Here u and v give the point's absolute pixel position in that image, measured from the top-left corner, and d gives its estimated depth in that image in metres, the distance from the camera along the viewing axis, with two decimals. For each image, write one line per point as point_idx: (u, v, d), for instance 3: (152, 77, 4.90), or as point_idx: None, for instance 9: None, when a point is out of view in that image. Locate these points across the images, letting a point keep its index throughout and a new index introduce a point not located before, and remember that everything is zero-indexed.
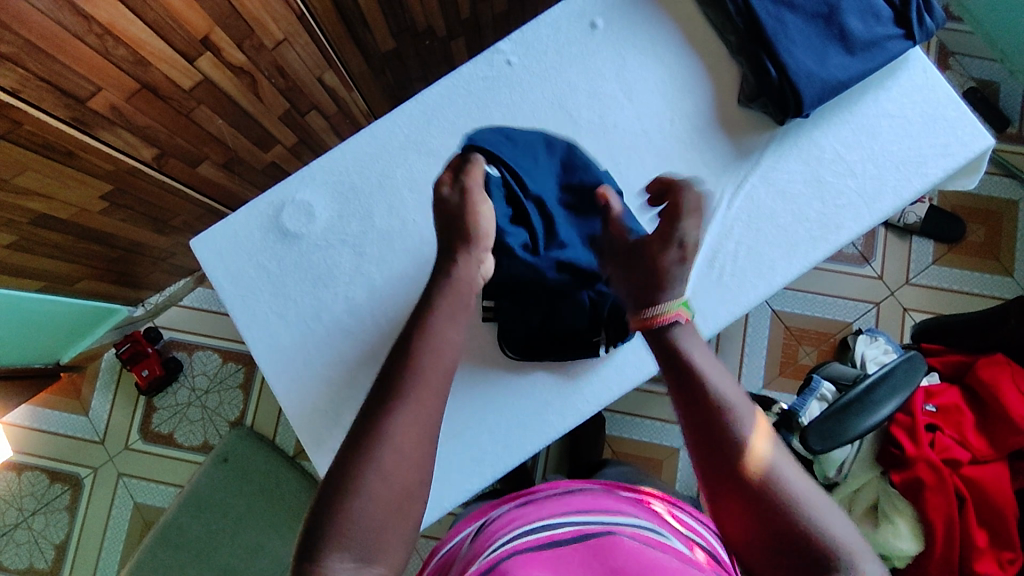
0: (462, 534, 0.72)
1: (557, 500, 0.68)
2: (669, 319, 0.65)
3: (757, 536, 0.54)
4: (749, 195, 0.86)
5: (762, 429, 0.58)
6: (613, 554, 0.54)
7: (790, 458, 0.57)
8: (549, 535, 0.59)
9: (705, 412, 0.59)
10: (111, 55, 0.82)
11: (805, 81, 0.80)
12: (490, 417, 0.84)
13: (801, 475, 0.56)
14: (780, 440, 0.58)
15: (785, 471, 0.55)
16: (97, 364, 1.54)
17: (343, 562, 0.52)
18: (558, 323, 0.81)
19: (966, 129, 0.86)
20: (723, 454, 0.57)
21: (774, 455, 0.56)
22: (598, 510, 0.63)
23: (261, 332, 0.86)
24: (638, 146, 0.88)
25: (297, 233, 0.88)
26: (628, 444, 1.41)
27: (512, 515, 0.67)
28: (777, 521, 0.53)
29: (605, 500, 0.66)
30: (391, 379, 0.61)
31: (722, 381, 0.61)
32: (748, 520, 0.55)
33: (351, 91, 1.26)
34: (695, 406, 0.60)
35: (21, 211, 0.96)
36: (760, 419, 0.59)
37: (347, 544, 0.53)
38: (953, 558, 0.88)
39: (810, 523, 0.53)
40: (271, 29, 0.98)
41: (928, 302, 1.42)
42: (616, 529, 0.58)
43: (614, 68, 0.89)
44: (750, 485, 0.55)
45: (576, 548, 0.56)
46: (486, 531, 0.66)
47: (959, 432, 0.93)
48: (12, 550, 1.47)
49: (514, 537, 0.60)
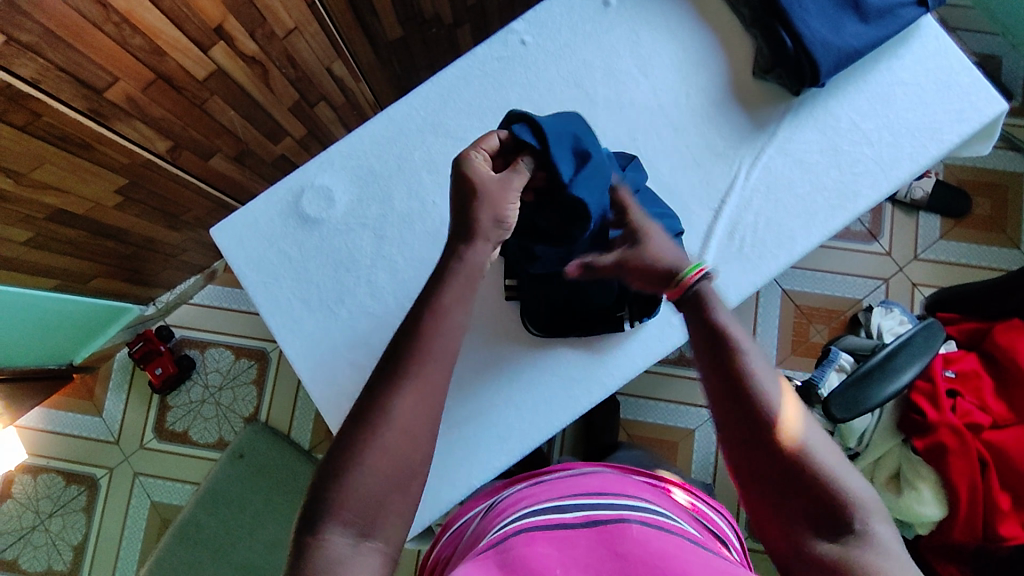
0: (473, 510, 0.73)
1: (568, 481, 0.67)
2: (698, 276, 0.64)
3: (772, 495, 0.55)
4: (766, 166, 0.86)
5: (785, 391, 0.57)
6: (622, 540, 0.52)
7: (817, 426, 0.56)
8: (557, 516, 0.58)
9: (730, 371, 0.58)
10: (128, 44, 0.82)
11: (820, 51, 0.81)
12: (516, 394, 0.85)
13: (829, 444, 0.55)
14: (802, 401, 0.57)
15: (810, 435, 0.55)
16: (109, 365, 1.53)
17: (342, 534, 0.51)
18: (562, 294, 0.81)
19: (980, 95, 0.87)
20: (752, 425, 0.56)
21: (803, 422, 0.56)
22: (610, 494, 0.62)
23: (284, 319, 0.87)
24: (654, 121, 0.88)
25: (318, 218, 0.88)
26: (643, 427, 1.42)
27: (522, 494, 0.67)
28: (803, 490, 0.54)
29: (617, 485, 0.65)
30: (403, 349, 0.58)
31: (755, 349, 0.59)
32: (768, 488, 0.55)
33: (359, 82, 1.26)
34: (726, 375, 0.58)
35: (38, 206, 0.96)
36: (783, 379, 0.58)
37: (346, 519, 0.51)
38: (976, 519, 0.89)
39: (829, 485, 0.53)
40: (283, 18, 0.98)
41: (937, 276, 1.43)
42: (625, 514, 0.57)
43: (628, 45, 0.89)
44: (779, 455, 0.55)
45: (584, 531, 0.55)
46: (497, 509, 0.66)
47: (979, 399, 0.95)
48: (29, 553, 1.47)
49: (519, 516, 0.60)
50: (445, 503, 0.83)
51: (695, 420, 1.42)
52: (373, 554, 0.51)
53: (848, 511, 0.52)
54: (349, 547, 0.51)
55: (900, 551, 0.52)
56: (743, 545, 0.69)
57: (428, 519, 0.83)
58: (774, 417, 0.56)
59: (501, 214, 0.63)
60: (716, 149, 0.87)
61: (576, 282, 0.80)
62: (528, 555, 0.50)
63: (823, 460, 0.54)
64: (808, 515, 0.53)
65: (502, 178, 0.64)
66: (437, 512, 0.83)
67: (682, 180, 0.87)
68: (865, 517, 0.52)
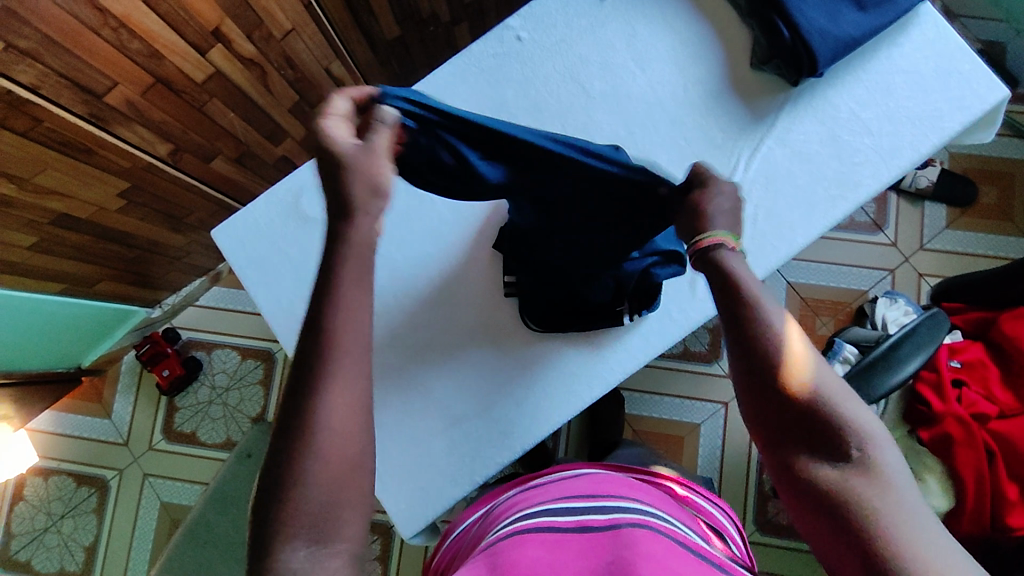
0: (471, 517, 0.73)
1: (561, 483, 0.67)
2: (716, 242, 0.60)
3: (771, 421, 0.54)
4: (766, 157, 0.86)
5: (785, 319, 0.56)
6: (614, 546, 0.52)
7: (815, 353, 0.55)
8: (550, 519, 0.58)
9: (730, 305, 0.57)
10: (126, 48, 0.83)
11: (818, 40, 0.80)
12: (517, 392, 0.85)
13: (843, 394, 0.53)
14: (802, 329, 0.56)
15: (805, 362, 0.54)
16: (117, 367, 1.55)
17: (300, 547, 0.48)
18: (567, 295, 0.82)
19: (981, 82, 0.86)
20: (764, 377, 0.54)
21: (818, 371, 0.54)
22: (603, 495, 0.62)
23: (286, 318, 0.87)
24: (652, 114, 0.88)
25: (318, 218, 0.88)
26: (648, 422, 1.42)
27: (518, 498, 0.67)
28: (816, 441, 0.52)
29: (611, 485, 0.65)
30: None
31: (769, 300, 0.57)
32: (781, 440, 0.54)
33: (358, 82, 1.27)
34: (736, 328, 0.57)
35: (41, 211, 0.97)
36: (784, 310, 0.56)
37: (301, 532, 0.49)
38: (983, 512, 0.88)
39: (826, 410, 0.52)
40: (280, 19, 0.99)
41: (943, 266, 1.42)
42: (618, 517, 0.57)
43: (625, 38, 0.89)
44: (776, 382, 0.54)
45: (577, 537, 0.55)
46: (495, 513, 0.67)
47: (986, 388, 0.94)
48: (42, 554, 1.49)
49: (514, 520, 0.60)
50: (448, 499, 0.83)
51: (701, 414, 1.41)
52: (339, 562, 0.49)
53: (846, 436, 0.51)
54: (309, 560, 0.48)
55: (901, 471, 0.50)
56: (743, 539, 0.69)
57: (431, 514, 0.83)
58: (771, 347, 0.55)
59: (374, 181, 0.57)
60: (714, 142, 0.87)
61: (574, 275, 0.80)
62: (519, 559, 0.51)
63: (819, 386, 0.53)
64: (807, 440, 0.53)
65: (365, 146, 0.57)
66: (440, 508, 0.83)
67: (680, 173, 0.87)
68: (862, 440, 0.51)
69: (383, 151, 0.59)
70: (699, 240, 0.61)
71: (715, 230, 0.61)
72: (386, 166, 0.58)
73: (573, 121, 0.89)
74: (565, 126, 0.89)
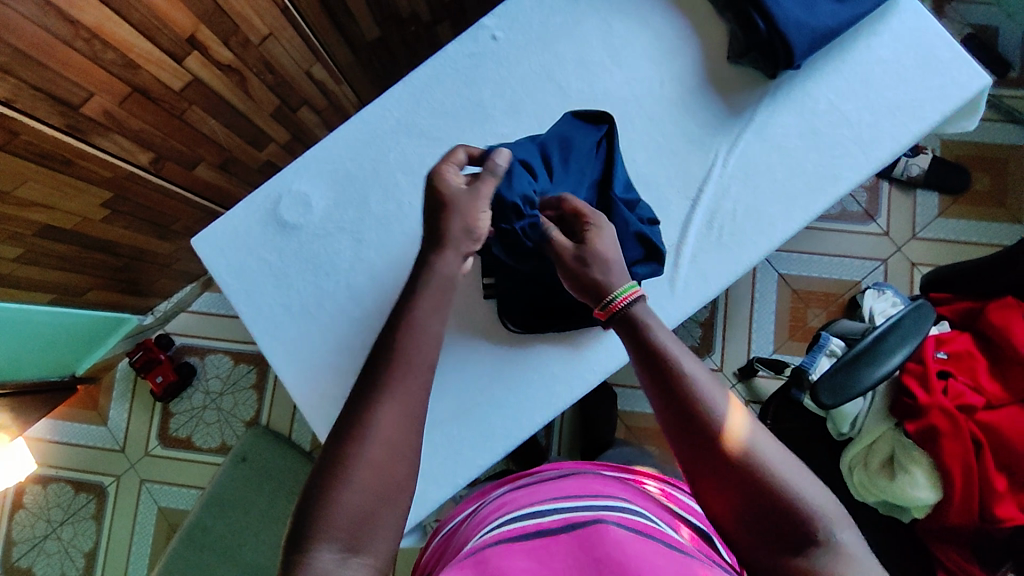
0: (463, 512, 0.71)
1: (548, 485, 0.63)
2: (629, 299, 0.65)
3: (741, 513, 0.53)
4: (744, 152, 0.85)
5: (734, 407, 0.57)
6: (599, 543, 0.48)
7: (767, 436, 0.55)
8: (536, 522, 0.54)
9: (679, 398, 0.57)
10: (101, 59, 0.83)
11: (794, 31, 0.80)
12: (498, 392, 0.85)
13: (772, 446, 0.55)
14: (750, 414, 0.56)
15: (762, 450, 0.54)
16: (112, 374, 1.56)
17: (330, 548, 0.50)
18: (549, 297, 0.82)
19: (961, 70, 0.85)
20: (700, 435, 0.55)
21: (744, 425, 0.55)
22: (591, 494, 0.58)
23: (266, 324, 0.87)
24: (628, 110, 0.87)
25: (297, 225, 0.88)
26: (640, 418, 1.41)
27: (504, 500, 0.63)
28: (761, 501, 0.52)
29: (597, 484, 0.61)
30: (375, 363, 0.59)
31: (713, 386, 0.58)
32: (730, 505, 0.54)
33: (341, 84, 1.27)
34: (668, 392, 0.58)
35: (25, 223, 0.97)
36: (730, 397, 0.57)
37: (335, 533, 0.51)
38: (972, 501, 0.87)
39: (791, 496, 0.52)
40: (257, 24, 0.98)
41: (936, 255, 1.41)
42: (606, 514, 0.53)
43: (601, 35, 0.88)
44: (737, 472, 0.53)
45: (563, 537, 0.51)
46: (483, 514, 0.63)
47: (973, 379, 0.93)
48: (43, 561, 1.50)
49: (501, 522, 0.56)
50: (431, 503, 0.83)
51: None
52: (362, 569, 0.50)
53: (815, 522, 0.51)
54: (336, 562, 0.50)
55: (863, 548, 0.51)
56: None
57: (417, 518, 0.83)
58: (726, 437, 0.54)
59: (472, 225, 0.67)
60: (692, 136, 0.86)
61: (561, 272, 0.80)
62: (506, 566, 0.47)
63: (780, 472, 0.53)
64: (780, 532, 0.52)
65: (471, 190, 0.68)
66: (423, 512, 0.83)
67: (658, 170, 0.86)
68: (827, 523, 0.51)
69: (487, 197, 0.68)
70: (598, 311, 0.66)
71: (612, 291, 0.66)
72: (484, 212, 0.67)
73: (550, 121, 0.88)
74: (541, 125, 0.88)
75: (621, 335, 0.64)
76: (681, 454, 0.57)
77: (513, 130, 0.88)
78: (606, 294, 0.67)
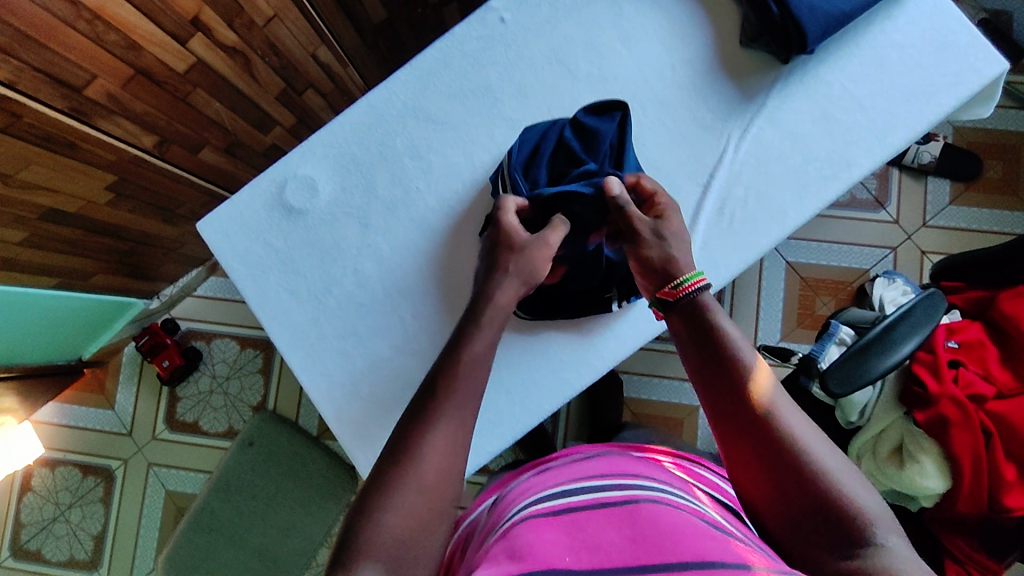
0: (481, 507, 0.67)
1: (571, 466, 0.62)
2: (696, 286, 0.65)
3: (784, 504, 0.53)
4: (757, 138, 0.84)
5: (784, 397, 0.57)
6: (633, 522, 0.47)
7: (814, 430, 0.55)
8: (563, 501, 0.53)
9: (729, 384, 0.58)
10: (103, 40, 0.82)
11: (808, 15, 0.79)
12: (508, 379, 0.84)
13: (823, 445, 0.54)
14: (797, 407, 0.56)
15: (807, 440, 0.53)
16: (118, 359, 1.56)
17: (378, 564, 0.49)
18: (561, 283, 0.81)
19: (979, 55, 0.83)
20: (746, 422, 0.56)
21: (790, 414, 0.55)
22: (618, 472, 0.57)
23: (274, 310, 0.86)
24: (639, 95, 0.86)
25: (302, 209, 0.88)
26: (647, 405, 1.41)
27: (529, 484, 0.62)
28: (811, 497, 0.51)
29: (624, 464, 0.60)
30: None
31: (763, 376, 0.58)
32: (776, 491, 0.53)
33: (347, 67, 1.25)
34: (723, 378, 0.59)
35: (29, 206, 0.96)
36: (780, 387, 0.57)
37: (383, 553, 0.50)
38: (981, 491, 0.87)
39: (836, 490, 0.51)
40: (261, 5, 0.97)
41: (947, 243, 1.39)
42: (635, 494, 0.52)
43: (611, 17, 0.87)
44: (781, 458, 0.53)
45: (592, 514, 0.50)
46: (505, 500, 0.61)
47: (984, 368, 0.92)
48: (52, 543, 1.51)
49: (530, 502, 0.55)
50: None
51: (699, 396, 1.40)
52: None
53: (859, 519, 0.50)
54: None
55: (912, 553, 0.49)
56: None
57: None
58: (773, 424, 0.54)
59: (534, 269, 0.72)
60: (704, 123, 0.85)
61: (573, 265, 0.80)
62: (534, 542, 0.46)
63: (825, 465, 0.52)
64: (822, 525, 0.51)
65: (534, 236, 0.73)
66: None
67: (669, 156, 0.85)
68: (872, 523, 0.50)
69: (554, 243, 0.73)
70: (663, 290, 0.67)
71: (679, 276, 0.67)
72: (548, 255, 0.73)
73: (558, 106, 0.87)
74: (550, 110, 0.87)
75: (680, 320, 0.64)
76: (726, 441, 0.57)
77: (522, 114, 0.87)
78: (675, 276, 0.67)
